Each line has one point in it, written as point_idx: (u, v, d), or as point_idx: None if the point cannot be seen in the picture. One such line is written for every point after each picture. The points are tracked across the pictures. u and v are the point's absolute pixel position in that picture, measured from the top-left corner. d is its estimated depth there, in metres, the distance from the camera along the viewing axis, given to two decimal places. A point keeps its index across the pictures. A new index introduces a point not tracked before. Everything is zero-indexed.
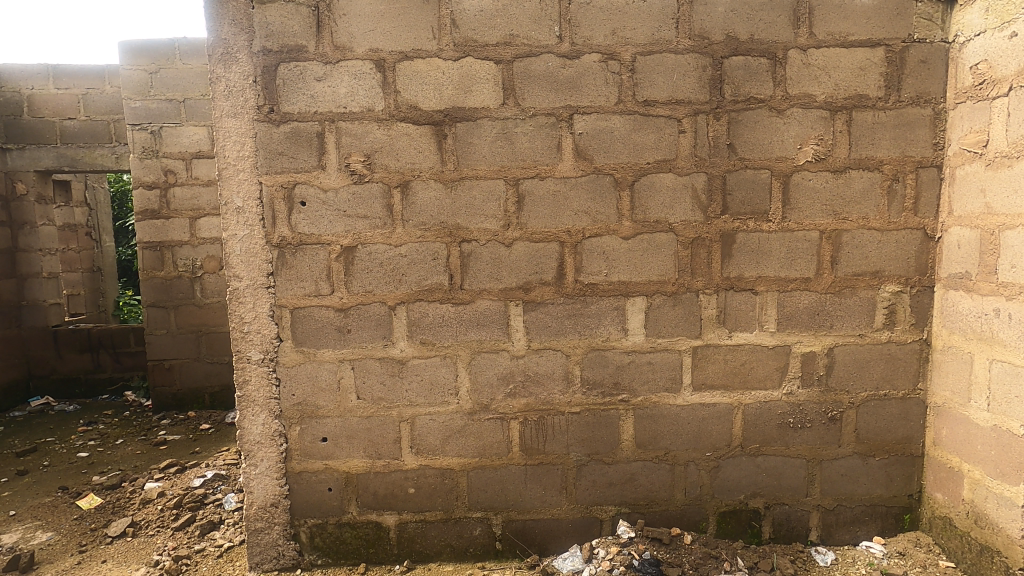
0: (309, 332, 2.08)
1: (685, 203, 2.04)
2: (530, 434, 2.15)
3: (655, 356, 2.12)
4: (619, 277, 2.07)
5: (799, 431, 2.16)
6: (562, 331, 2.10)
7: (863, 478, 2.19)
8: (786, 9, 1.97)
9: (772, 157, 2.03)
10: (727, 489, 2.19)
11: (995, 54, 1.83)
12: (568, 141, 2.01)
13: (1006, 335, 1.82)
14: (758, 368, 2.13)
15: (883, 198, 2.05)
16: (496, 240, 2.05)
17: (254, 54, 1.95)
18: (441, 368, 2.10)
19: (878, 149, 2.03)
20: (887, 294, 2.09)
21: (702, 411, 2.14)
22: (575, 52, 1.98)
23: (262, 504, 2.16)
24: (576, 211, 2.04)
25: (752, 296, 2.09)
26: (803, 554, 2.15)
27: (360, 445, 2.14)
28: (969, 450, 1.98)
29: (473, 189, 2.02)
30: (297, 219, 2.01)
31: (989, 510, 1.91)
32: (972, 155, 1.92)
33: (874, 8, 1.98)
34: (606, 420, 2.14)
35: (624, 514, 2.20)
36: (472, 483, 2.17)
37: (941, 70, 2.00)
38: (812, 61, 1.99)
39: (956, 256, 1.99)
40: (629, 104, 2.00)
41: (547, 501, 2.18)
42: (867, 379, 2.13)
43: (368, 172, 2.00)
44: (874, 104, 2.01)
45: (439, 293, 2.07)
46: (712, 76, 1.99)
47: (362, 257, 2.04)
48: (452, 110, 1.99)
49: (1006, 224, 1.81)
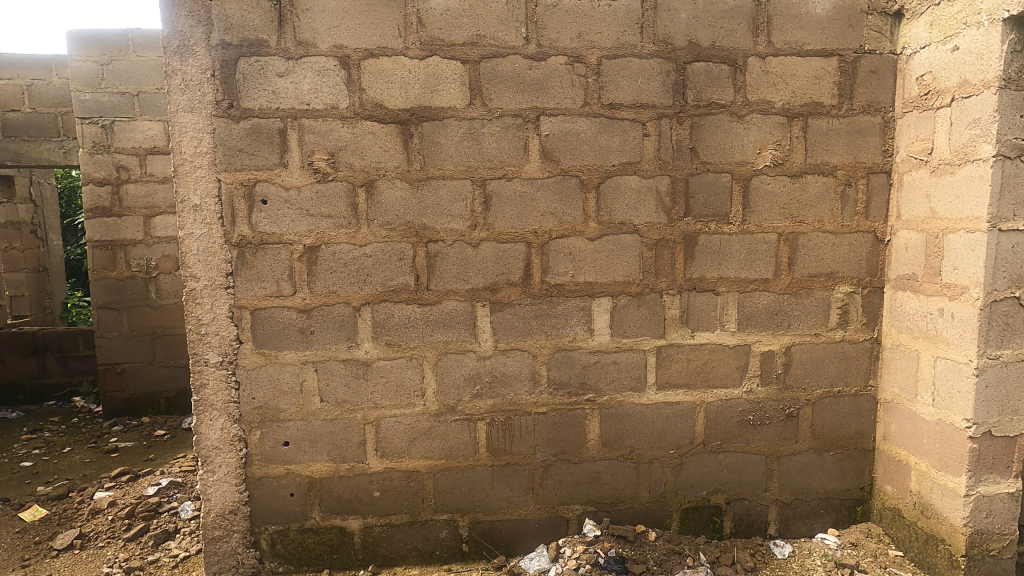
0: (270, 334, 2.02)
1: (650, 206, 2.07)
2: (496, 435, 2.14)
3: (620, 355, 2.14)
4: (585, 278, 2.09)
5: (759, 428, 2.22)
6: (529, 332, 2.10)
7: (819, 473, 2.27)
8: (746, 18, 2.03)
9: (733, 161, 2.08)
10: (690, 486, 2.24)
11: (939, 67, 1.92)
12: (535, 142, 2.02)
13: (949, 333, 1.91)
14: (720, 366, 2.18)
15: (837, 203, 2.12)
16: (463, 240, 2.04)
17: (212, 47, 1.89)
18: (407, 369, 2.08)
19: (832, 154, 2.10)
20: (841, 295, 2.17)
21: (666, 410, 2.18)
22: (541, 54, 1.99)
23: (220, 511, 2.09)
24: (542, 212, 2.05)
25: (713, 296, 2.14)
26: (762, 547, 2.21)
27: (324, 448, 2.10)
28: (916, 443, 2.07)
29: (439, 190, 2.01)
30: (258, 217, 1.96)
31: (934, 500, 2.00)
32: (918, 162, 2.01)
33: (828, 19, 2.06)
34: (572, 419, 2.16)
35: (591, 512, 2.22)
36: (438, 484, 2.15)
37: (890, 80, 2.10)
38: (770, 68, 2.05)
39: (903, 258, 2.09)
40: (594, 107, 2.02)
41: (514, 502, 2.18)
42: (822, 377, 2.21)
43: (332, 171, 1.97)
44: (828, 112, 2.08)
45: (405, 293, 2.04)
46: (675, 81, 2.03)
47: (325, 257, 2.00)
48: (418, 109, 1.98)
49: (949, 228, 1.90)
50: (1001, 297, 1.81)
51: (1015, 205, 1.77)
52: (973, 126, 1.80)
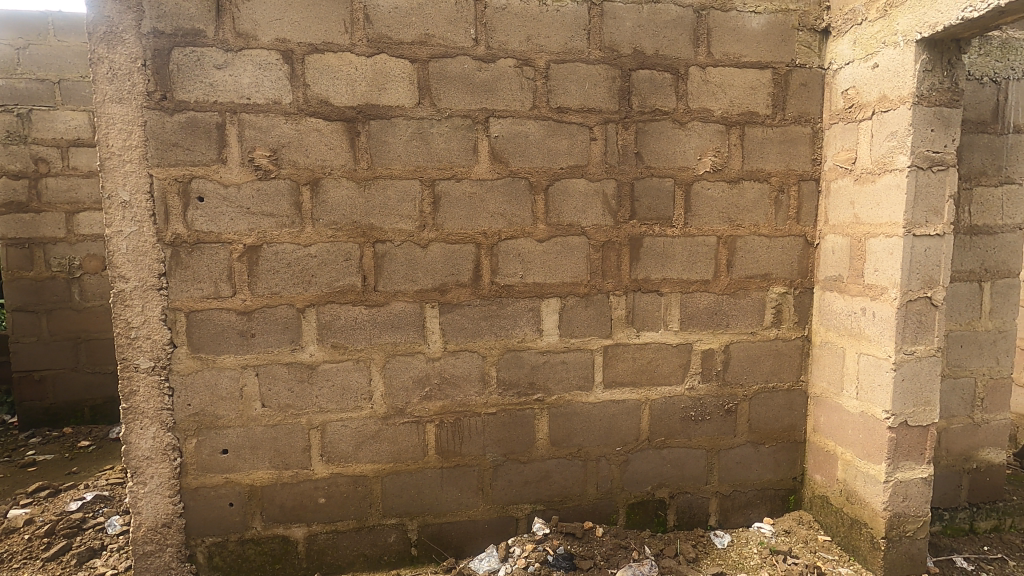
0: (208, 337, 1.94)
1: (597, 208, 2.12)
2: (446, 437, 2.13)
3: (569, 355, 2.18)
4: (534, 279, 2.11)
5: (700, 423, 2.31)
6: (478, 332, 2.11)
7: (755, 465, 2.38)
8: (687, 28, 2.11)
9: (675, 166, 2.15)
10: (636, 481, 2.30)
11: (861, 82, 2.06)
12: (484, 143, 2.02)
13: (871, 331, 2.04)
14: (664, 365, 2.25)
15: (771, 208, 2.24)
16: (412, 241, 2.02)
17: (143, 35, 1.79)
18: (353, 372, 2.04)
19: (766, 162, 2.22)
20: (775, 295, 2.29)
21: (612, 408, 2.23)
22: (490, 56, 2.00)
23: (152, 525, 1.98)
24: (491, 213, 2.05)
25: (657, 297, 2.21)
26: (703, 538, 2.30)
27: (265, 455, 2.02)
28: (841, 435, 2.20)
29: (387, 189, 1.98)
30: (194, 215, 1.87)
31: (858, 487, 2.13)
32: (844, 171, 2.15)
33: (763, 34, 2.16)
34: (521, 419, 2.18)
35: (539, 511, 2.24)
36: (386, 489, 2.12)
37: (818, 93, 2.23)
38: (710, 78, 2.14)
39: (831, 261, 2.22)
40: (543, 110, 2.05)
41: (464, 503, 2.18)
42: (758, 373, 2.32)
43: (275, 168, 1.91)
44: (763, 121, 2.19)
45: (351, 294, 2.00)
46: (621, 87, 2.09)
47: (267, 257, 1.93)
48: (366, 108, 1.94)
49: (871, 232, 2.03)
50: (916, 297, 1.95)
51: (926, 212, 1.92)
52: (890, 139, 1.94)
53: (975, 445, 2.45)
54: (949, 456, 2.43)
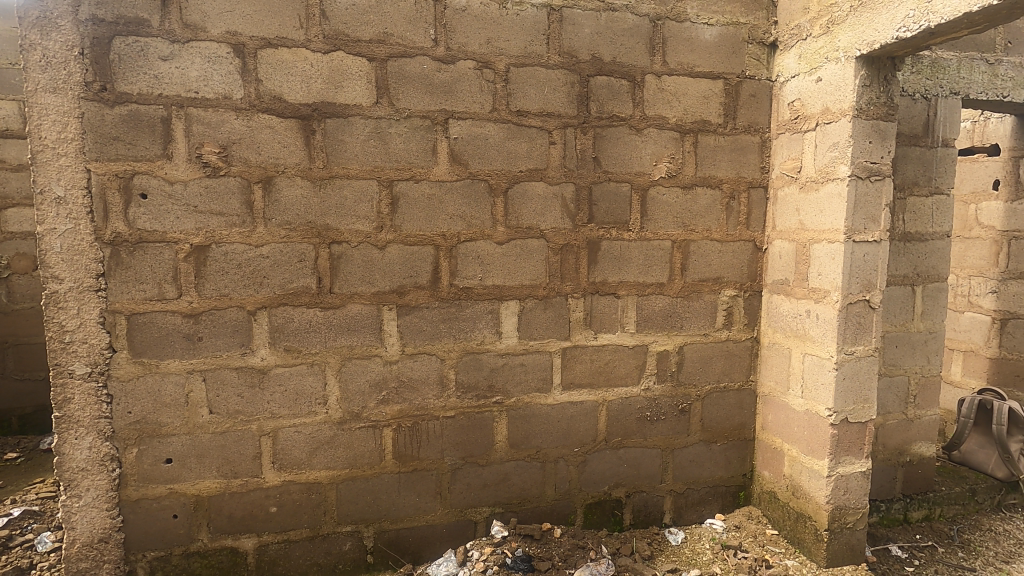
0: (150, 341, 1.85)
1: (555, 211, 2.14)
2: (403, 441, 2.10)
3: (527, 357, 2.19)
4: (493, 281, 2.11)
5: (655, 423, 2.36)
6: (436, 335, 2.09)
7: (707, 463, 2.45)
8: (643, 37, 2.16)
9: (632, 172, 2.20)
10: (593, 482, 2.33)
11: (805, 94, 2.15)
12: (443, 145, 2.01)
13: (815, 333, 2.14)
14: (620, 366, 2.29)
15: (723, 213, 2.32)
16: (369, 242, 1.98)
17: (81, 23, 1.70)
18: (307, 377, 1.98)
19: (718, 169, 2.29)
20: (726, 298, 2.37)
21: (570, 409, 2.26)
22: (450, 57, 1.99)
23: (87, 541, 1.87)
24: (450, 215, 2.04)
25: (614, 299, 2.24)
26: (658, 536, 2.35)
27: (212, 464, 1.94)
28: (788, 432, 2.29)
29: (343, 190, 1.94)
30: (136, 213, 1.78)
31: (803, 482, 2.22)
32: (790, 179, 2.24)
33: (715, 45, 2.24)
34: (480, 422, 2.17)
35: (498, 514, 2.24)
36: (341, 495, 2.07)
37: (766, 104, 2.32)
38: (665, 86, 2.20)
39: (778, 265, 2.32)
40: (502, 112, 2.05)
41: (421, 508, 2.15)
42: (710, 374, 2.39)
43: (225, 165, 1.84)
44: (715, 130, 2.27)
45: (305, 296, 1.95)
46: (579, 93, 2.12)
47: (215, 257, 1.86)
48: (321, 105, 1.90)
49: (814, 238, 2.12)
50: (855, 300, 2.05)
51: (865, 219, 2.03)
52: (832, 149, 2.03)
53: (908, 440, 2.60)
54: (886, 450, 2.57)
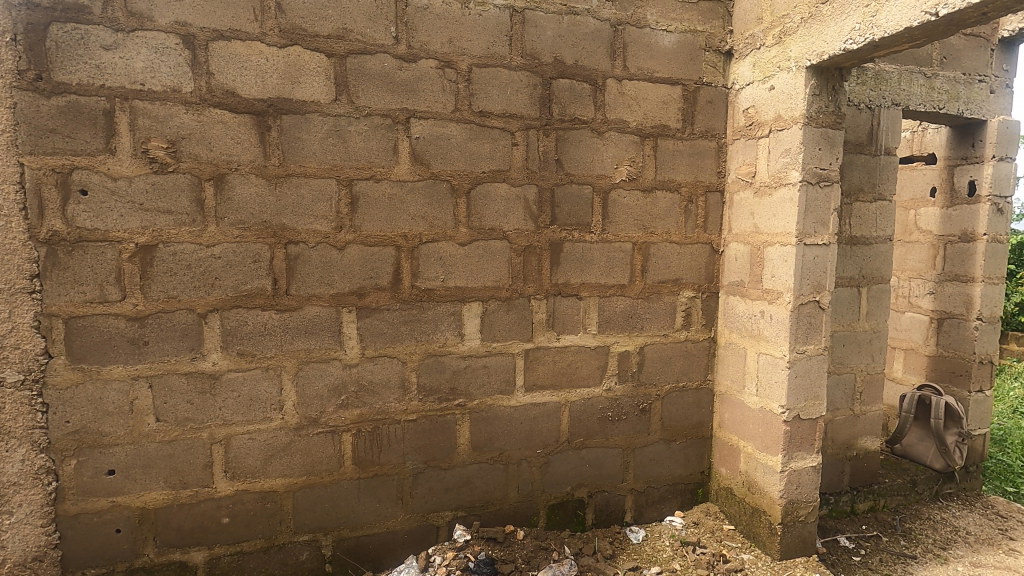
0: (91, 346, 1.74)
1: (518, 213, 2.13)
2: (363, 446, 2.06)
3: (490, 359, 2.17)
4: (455, 283, 2.09)
5: (617, 423, 2.38)
6: (397, 338, 2.05)
7: (667, 461, 2.49)
8: (605, 41, 2.19)
9: (594, 174, 2.22)
10: (556, 483, 2.33)
11: (759, 102, 2.22)
12: (405, 144, 1.98)
13: (769, 332, 2.21)
14: (582, 367, 2.30)
15: (681, 216, 2.37)
16: (327, 242, 1.93)
17: (13, 7, 1.59)
18: (262, 382, 1.91)
19: (677, 172, 2.34)
20: (685, 299, 2.42)
21: (533, 411, 2.26)
22: (411, 56, 1.96)
23: (19, 560, 1.75)
24: (412, 215, 2.01)
25: (576, 301, 2.26)
26: (619, 534, 2.37)
27: (159, 475, 1.85)
28: (743, 430, 2.36)
29: (300, 188, 1.88)
30: (75, 210, 1.68)
31: (758, 478, 2.28)
32: (745, 183, 2.31)
33: (674, 51, 2.29)
34: (442, 425, 2.14)
35: (460, 518, 2.21)
36: (298, 504, 2.00)
37: (723, 110, 2.39)
38: (626, 91, 2.23)
39: (734, 267, 2.38)
40: (465, 113, 2.04)
41: (382, 514, 2.11)
42: (670, 374, 2.44)
43: (173, 161, 1.76)
44: (674, 134, 2.32)
45: (260, 298, 1.88)
46: (542, 95, 2.12)
47: (163, 258, 1.77)
48: (277, 101, 1.84)
49: (768, 241, 2.19)
50: (806, 301, 2.13)
51: (815, 223, 2.10)
52: (785, 155, 2.10)
53: (855, 434, 2.72)
54: (834, 445, 2.68)
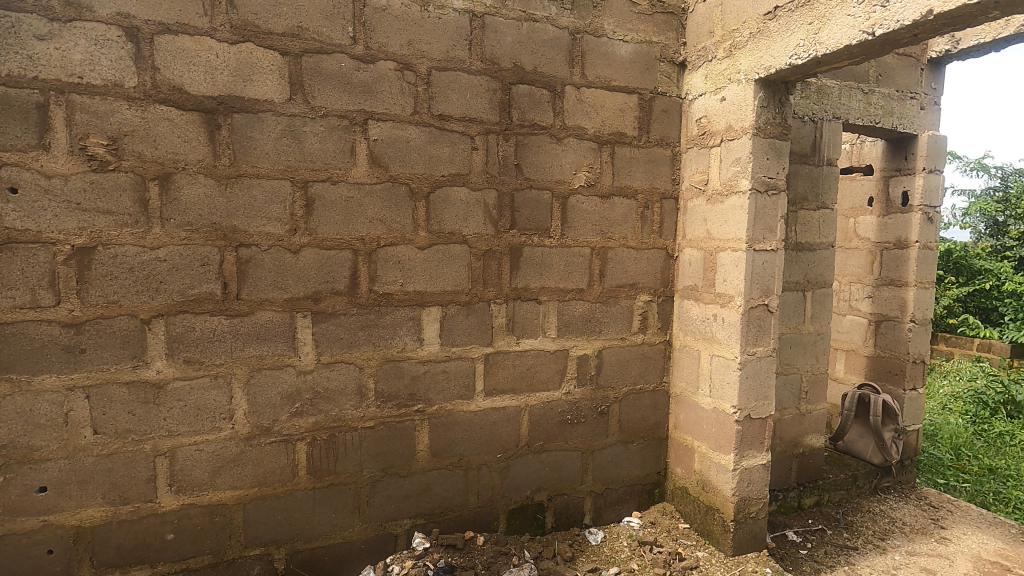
0: (21, 355, 1.63)
1: (478, 217, 2.13)
2: (318, 455, 2.00)
3: (449, 364, 2.16)
4: (414, 287, 2.07)
5: (575, 426, 2.41)
6: (354, 343, 2.01)
7: (625, 462, 2.53)
8: (563, 49, 2.22)
9: (553, 179, 2.24)
10: (516, 487, 2.33)
11: (711, 112, 2.30)
12: (362, 146, 1.95)
13: (721, 335, 2.28)
14: (542, 371, 2.31)
15: (638, 222, 2.42)
16: (281, 245, 1.87)
17: None
18: (210, 390, 1.84)
19: (633, 179, 2.39)
20: (641, 303, 2.47)
21: (493, 415, 2.25)
22: (369, 57, 1.93)
23: None
24: (370, 219, 1.98)
25: (536, 305, 2.27)
26: (579, 537, 2.39)
27: (96, 490, 1.75)
28: (698, 430, 2.42)
29: (252, 189, 1.82)
30: (3, 210, 1.57)
31: (711, 476, 2.35)
32: (698, 191, 2.38)
33: (630, 61, 2.34)
34: (400, 432, 2.11)
35: (419, 525, 2.18)
36: (249, 517, 1.93)
37: (677, 119, 2.46)
38: (584, 98, 2.27)
39: (688, 272, 2.45)
40: (424, 116, 2.02)
41: (338, 525, 2.05)
42: (627, 377, 2.48)
43: (114, 159, 1.67)
44: (631, 142, 2.37)
45: (209, 303, 1.81)
46: (501, 100, 2.13)
47: (102, 260, 1.68)
48: (228, 99, 1.78)
49: (720, 247, 2.27)
50: (756, 304, 2.21)
51: (764, 230, 2.19)
52: (735, 164, 2.18)
53: (801, 432, 2.83)
54: (783, 443, 2.79)
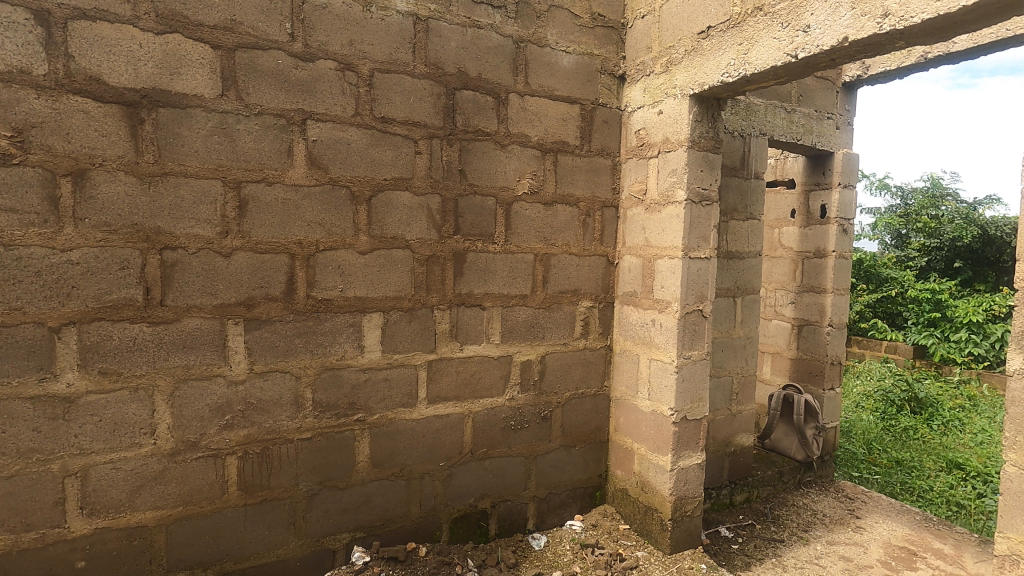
0: None
1: (421, 222, 2.10)
2: (250, 469, 1.90)
3: (391, 372, 2.11)
4: (355, 293, 2.01)
5: (519, 432, 2.41)
6: (291, 351, 1.93)
7: (567, 467, 2.56)
8: (507, 57, 2.24)
9: (497, 186, 2.25)
10: (459, 495, 2.30)
11: (649, 125, 2.39)
12: (300, 147, 1.88)
13: (659, 340, 2.35)
14: (485, 377, 2.31)
15: (580, 229, 2.47)
16: (210, 249, 1.77)
17: None
18: (130, 404, 1.71)
19: (576, 188, 2.44)
20: (583, 309, 2.52)
21: (436, 423, 2.22)
22: (309, 55, 1.87)
23: None
24: (308, 222, 1.91)
25: (479, 311, 2.26)
26: (522, 542, 2.39)
27: None
28: (637, 432, 2.48)
29: (180, 189, 1.72)
30: None
31: (650, 477, 2.41)
32: (637, 200, 2.46)
33: (573, 72, 2.39)
34: (340, 443, 2.04)
35: (359, 539, 2.11)
36: (173, 538, 1.80)
37: (617, 130, 2.53)
38: (527, 106, 2.29)
39: (627, 278, 2.52)
40: (366, 118, 1.98)
41: (271, 542, 1.95)
42: (570, 382, 2.52)
43: (20, 153, 1.53)
44: (573, 151, 2.42)
45: (128, 309, 1.68)
46: (445, 105, 2.12)
47: (4, 263, 1.53)
48: (152, 92, 1.67)
49: (658, 254, 2.35)
50: (691, 310, 2.30)
51: (698, 238, 2.29)
52: (672, 176, 2.27)
53: (732, 432, 2.97)
54: (715, 443, 2.91)
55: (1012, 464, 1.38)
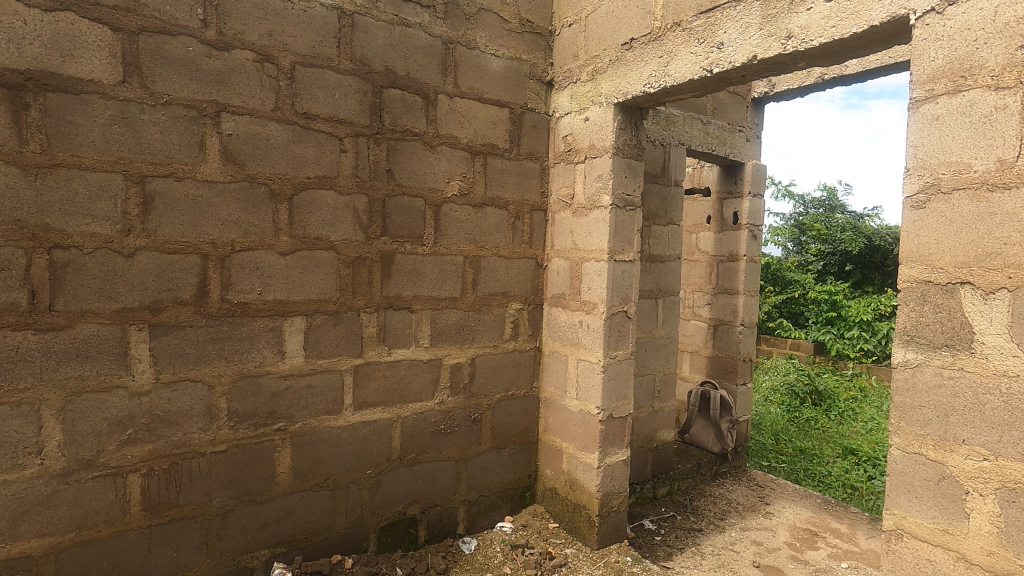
0: None
1: (346, 223, 2.04)
2: (156, 487, 1.76)
3: (315, 378, 2.02)
4: (275, 296, 1.91)
5: (449, 435, 2.39)
6: (203, 359, 1.80)
7: (497, 469, 2.56)
8: (436, 57, 2.22)
9: (426, 187, 2.22)
10: (387, 503, 2.24)
11: (576, 131, 2.45)
12: (214, 141, 1.77)
13: (586, 340, 2.41)
14: (414, 382, 2.26)
15: (509, 232, 2.48)
16: (108, 248, 1.62)
17: None
18: (11, 420, 1.53)
19: (505, 190, 2.45)
20: (513, 311, 2.54)
21: (362, 430, 2.15)
22: (223, 43, 1.76)
23: None
24: (222, 221, 1.80)
25: (408, 313, 2.22)
26: (452, 547, 2.37)
27: None
28: (566, 432, 2.53)
29: (72, 183, 1.56)
30: None
31: (579, 475, 2.46)
32: (564, 204, 2.51)
33: (502, 75, 2.41)
34: (258, 454, 1.93)
35: (279, 555, 2.01)
36: (64, 568, 1.63)
37: (546, 135, 2.57)
38: (456, 108, 2.28)
39: (556, 280, 2.57)
40: (287, 113, 1.89)
41: (181, 565, 1.81)
42: (499, 384, 2.52)
43: None
44: (502, 154, 2.43)
45: (10, 315, 1.51)
46: (372, 102, 2.07)
47: None
48: (39, 75, 1.51)
49: (585, 257, 2.40)
50: (617, 311, 2.37)
51: (623, 242, 2.37)
52: (597, 181, 2.34)
53: (654, 428, 3.10)
54: (639, 439, 3.02)
55: (897, 447, 1.53)
